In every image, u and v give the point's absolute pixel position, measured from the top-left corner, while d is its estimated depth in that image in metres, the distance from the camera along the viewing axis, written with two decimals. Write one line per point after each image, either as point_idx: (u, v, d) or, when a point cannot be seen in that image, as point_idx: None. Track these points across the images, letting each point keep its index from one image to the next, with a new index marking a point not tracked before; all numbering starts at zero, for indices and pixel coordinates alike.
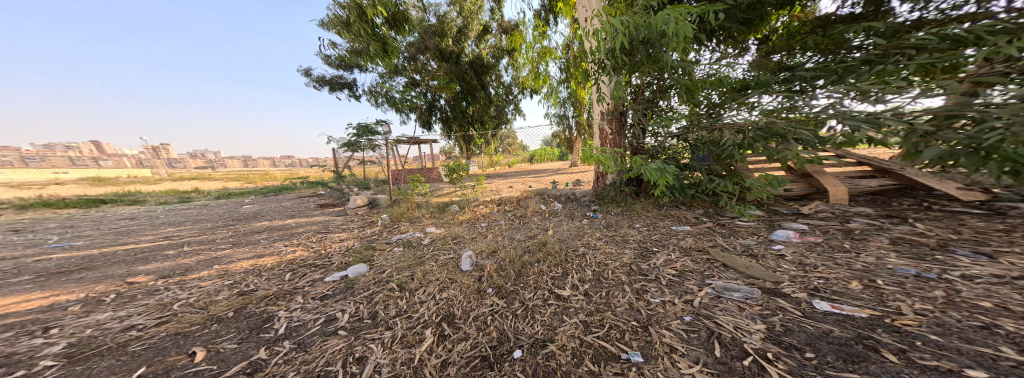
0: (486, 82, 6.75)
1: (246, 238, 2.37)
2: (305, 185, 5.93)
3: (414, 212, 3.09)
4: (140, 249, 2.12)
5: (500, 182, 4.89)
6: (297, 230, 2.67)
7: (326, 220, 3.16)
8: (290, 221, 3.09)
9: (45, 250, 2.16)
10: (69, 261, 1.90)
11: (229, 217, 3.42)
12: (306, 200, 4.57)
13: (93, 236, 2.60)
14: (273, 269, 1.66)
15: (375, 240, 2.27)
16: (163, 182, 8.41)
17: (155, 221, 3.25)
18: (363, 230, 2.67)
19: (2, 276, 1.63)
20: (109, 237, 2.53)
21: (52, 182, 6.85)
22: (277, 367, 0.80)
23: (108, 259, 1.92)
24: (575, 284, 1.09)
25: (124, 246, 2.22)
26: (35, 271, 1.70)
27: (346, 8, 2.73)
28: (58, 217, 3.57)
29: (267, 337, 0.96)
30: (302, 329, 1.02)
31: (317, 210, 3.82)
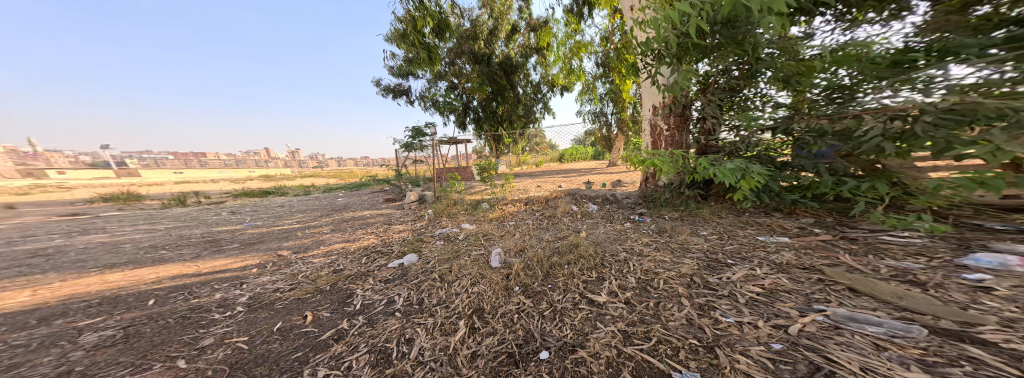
0: (515, 81, 6.68)
1: (323, 225, 2.85)
2: (365, 183, 6.85)
3: (449, 208, 3.28)
4: (281, 229, 2.74)
5: (527, 181, 4.81)
6: (355, 222, 3.07)
7: (379, 213, 3.58)
8: (352, 214, 3.60)
9: (205, 226, 3.00)
10: (250, 235, 2.56)
11: (307, 208, 4.15)
12: (364, 196, 5.27)
13: (263, 217, 3.51)
14: (355, 253, 1.95)
15: (416, 234, 2.48)
16: (267, 178, 10.69)
17: (260, 209, 4.14)
18: (406, 223, 2.94)
19: (221, 241, 2.34)
20: (271, 218, 3.40)
21: (213, 180, 9.51)
22: (355, 337, 0.94)
23: (267, 235, 2.53)
24: (612, 290, 1.01)
25: (274, 227, 2.90)
26: (232, 240, 2.40)
27: (403, 22, 3.07)
28: (220, 202, 4.97)
29: (350, 310, 1.14)
30: (371, 307, 1.17)
31: (372, 205, 4.36)
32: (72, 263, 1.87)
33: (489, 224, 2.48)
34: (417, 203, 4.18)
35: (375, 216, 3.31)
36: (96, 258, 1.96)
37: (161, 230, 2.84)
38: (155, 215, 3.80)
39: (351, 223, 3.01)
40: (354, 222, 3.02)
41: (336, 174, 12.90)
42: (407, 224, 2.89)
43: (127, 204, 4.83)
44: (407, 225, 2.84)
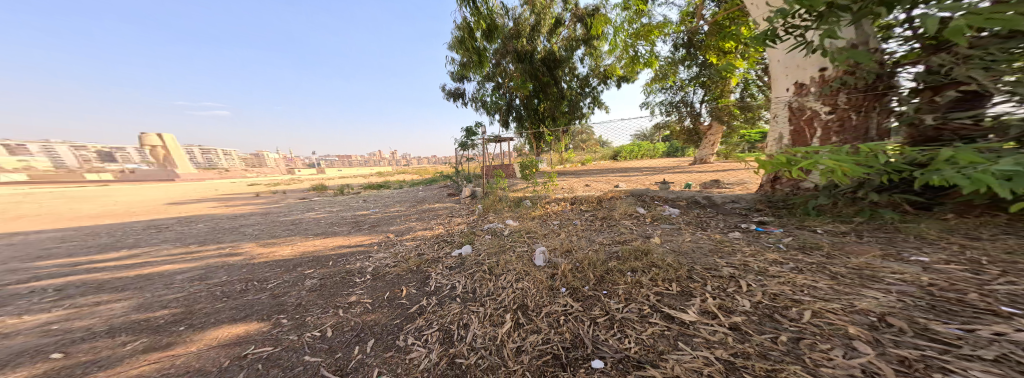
0: (559, 76, 6.53)
1: (391, 219, 3.34)
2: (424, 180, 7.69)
3: (495, 204, 3.41)
4: (352, 219, 3.37)
5: (574, 180, 4.63)
6: (415, 216, 3.49)
7: (435, 208, 3.96)
8: (412, 208, 4.09)
9: (312, 212, 3.88)
10: (326, 221, 3.27)
11: (380, 200, 4.90)
12: (423, 191, 5.92)
13: (354, 204, 4.48)
14: (429, 240, 2.31)
15: (466, 227, 2.67)
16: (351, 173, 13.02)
17: (347, 199, 5.07)
18: (456, 217, 3.17)
19: (341, 223, 3.14)
20: (353, 206, 4.24)
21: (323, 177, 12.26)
22: (429, 315, 1.11)
23: (331, 225, 3.10)
24: (704, 307, 0.83)
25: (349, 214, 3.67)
26: (318, 226, 3.05)
27: (462, 29, 3.29)
28: (323, 192, 6.36)
29: (428, 289, 1.36)
30: (441, 290, 1.36)
31: (429, 199, 4.86)
32: (239, 236, 2.66)
33: (534, 221, 2.48)
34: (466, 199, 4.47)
35: (430, 211, 3.68)
36: (251, 234, 2.75)
37: (285, 214, 3.76)
38: (282, 202, 5.06)
39: (411, 217, 3.43)
40: (414, 218, 3.44)
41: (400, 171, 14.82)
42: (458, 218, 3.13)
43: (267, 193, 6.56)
44: (458, 219, 3.07)
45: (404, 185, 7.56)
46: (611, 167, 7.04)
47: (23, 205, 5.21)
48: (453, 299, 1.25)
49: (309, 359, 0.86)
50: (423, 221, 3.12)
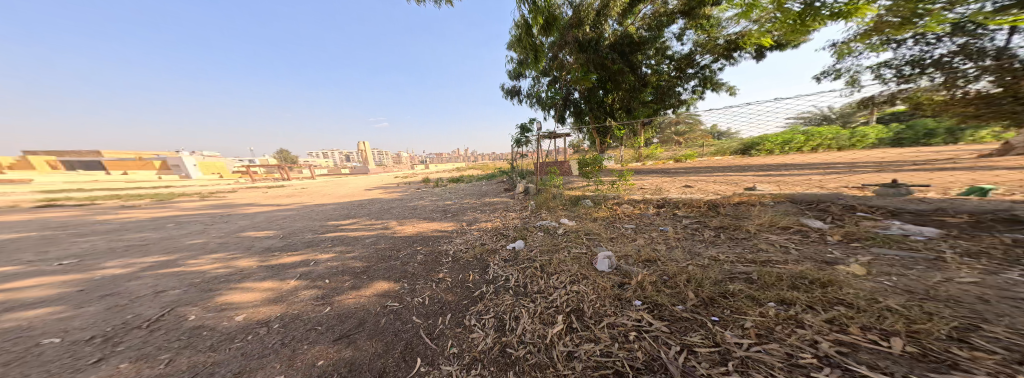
0: (638, 61, 5.78)
1: (451, 214, 3.67)
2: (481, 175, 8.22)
3: (548, 201, 3.33)
4: (425, 210, 3.91)
5: (659, 180, 4.00)
6: (472, 211, 3.75)
7: (490, 202, 4.16)
8: (470, 201, 4.41)
9: (394, 201, 4.66)
10: (407, 210, 3.88)
11: (444, 191, 5.47)
12: (480, 185, 6.31)
13: (421, 195, 5.11)
14: (488, 234, 2.47)
15: (519, 223, 2.69)
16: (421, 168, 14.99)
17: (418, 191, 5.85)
18: (509, 213, 3.25)
19: (412, 214, 3.66)
20: (421, 197, 4.86)
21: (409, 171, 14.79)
22: (488, 302, 1.28)
23: (411, 214, 3.68)
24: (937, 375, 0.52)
25: (421, 204, 4.24)
26: (400, 214, 3.67)
27: (519, 29, 3.25)
28: (405, 184, 7.63)
29: (486, 279, 1.56)
30: (497, 281, 1.52)
31: (484, 193, 5.15)
32: (344, 219, 3.39)
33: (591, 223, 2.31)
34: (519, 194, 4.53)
35: (485, 206, 3.89)
36: (356, 216, 3.55)
37: (374, 202, 4.61)
38: (373, 192, 6.24)
39: (469, 211, 3.69)
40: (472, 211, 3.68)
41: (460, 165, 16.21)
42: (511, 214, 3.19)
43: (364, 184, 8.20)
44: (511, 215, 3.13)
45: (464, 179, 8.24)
46: (695, 163, 5.94)
47: (237, 191, 8.00)
48: (506, 295, 1.33)
49: (416, 320, 1.18)
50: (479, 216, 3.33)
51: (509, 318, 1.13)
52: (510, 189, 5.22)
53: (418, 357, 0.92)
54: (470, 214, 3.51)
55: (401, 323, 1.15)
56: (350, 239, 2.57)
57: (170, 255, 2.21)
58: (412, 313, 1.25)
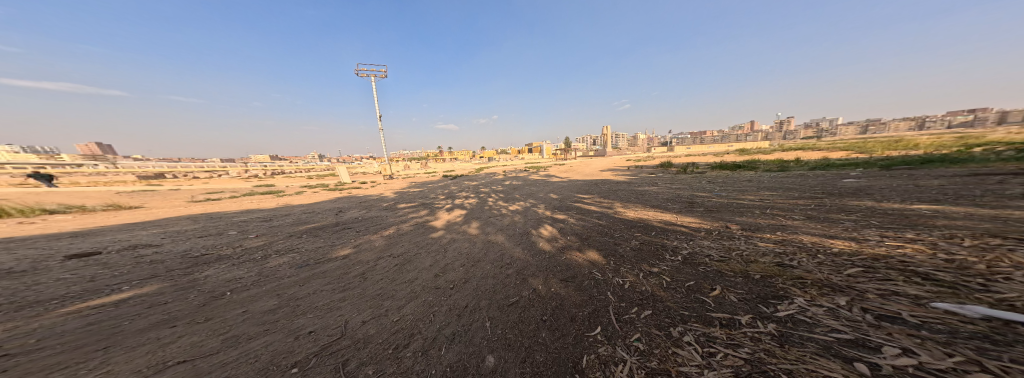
0: None
1: (724, 243, 3.58)
2: (868, 197, 4.72)
3: (1015, 308, 1.71)
4: (820, 240, 3.33)
5: None
6: (810, 258, 2.92)
7: (822, 254, 2.98)
8: (775, 238, 3.54)
9: (788, 216, 4.29)
10: (800, 234, 3.56)
11: (750, 214, 4.59)
12: (856, 216, 3.95)
13: (841, 217, 3.99)
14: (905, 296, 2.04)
15: (845, 311, 1.99)
16: (829, 161, 9.86)
17: (713, 202, 5.46)
18: (882, 287, 2.22)
19: (804, 240, 3.39)
20: (853, 222, 3.75)
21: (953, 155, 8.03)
22: (743, 335, 1.91)
23: (804, 239, 3.41)
24: None
25: (848, 233, 3.43)
26: (787, 237, 3.53)
27: None
28: (808, 188, 5.89)
29: (779, 330, 1.89)
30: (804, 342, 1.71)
31: (837, 234, 3.44)
32: (623, 215, 5.14)
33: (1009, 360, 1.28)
34: (939, 260, 2.48)
35: (878, 260, 2.66)
36: (737, 224, 4.17)
37: (647, 204, 5.74)
38: (651, 189, 7.29)
39: (783, 254, 3.09)
40: (780, 257, 3.05)
41: (990, 156, 7.51)
42: (901, 294, 2.08)
43: (669, 178, 8.97)
44: (843, 291, 2.25)
45: (823, 192, 5.40)
46: None
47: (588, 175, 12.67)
48: (777, 374, 1.51)
49: (647, 309, 2.43)
50: (807, 273, 2.63)
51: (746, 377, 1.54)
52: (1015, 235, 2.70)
53: (630, 330, 2.15)
54: (771, 264, 2.91)
55: (623, 307, 2.50)
56: (603, 234, 4.32)
57: (614, 217, 5.16)
58: (591, 315, 2.42)
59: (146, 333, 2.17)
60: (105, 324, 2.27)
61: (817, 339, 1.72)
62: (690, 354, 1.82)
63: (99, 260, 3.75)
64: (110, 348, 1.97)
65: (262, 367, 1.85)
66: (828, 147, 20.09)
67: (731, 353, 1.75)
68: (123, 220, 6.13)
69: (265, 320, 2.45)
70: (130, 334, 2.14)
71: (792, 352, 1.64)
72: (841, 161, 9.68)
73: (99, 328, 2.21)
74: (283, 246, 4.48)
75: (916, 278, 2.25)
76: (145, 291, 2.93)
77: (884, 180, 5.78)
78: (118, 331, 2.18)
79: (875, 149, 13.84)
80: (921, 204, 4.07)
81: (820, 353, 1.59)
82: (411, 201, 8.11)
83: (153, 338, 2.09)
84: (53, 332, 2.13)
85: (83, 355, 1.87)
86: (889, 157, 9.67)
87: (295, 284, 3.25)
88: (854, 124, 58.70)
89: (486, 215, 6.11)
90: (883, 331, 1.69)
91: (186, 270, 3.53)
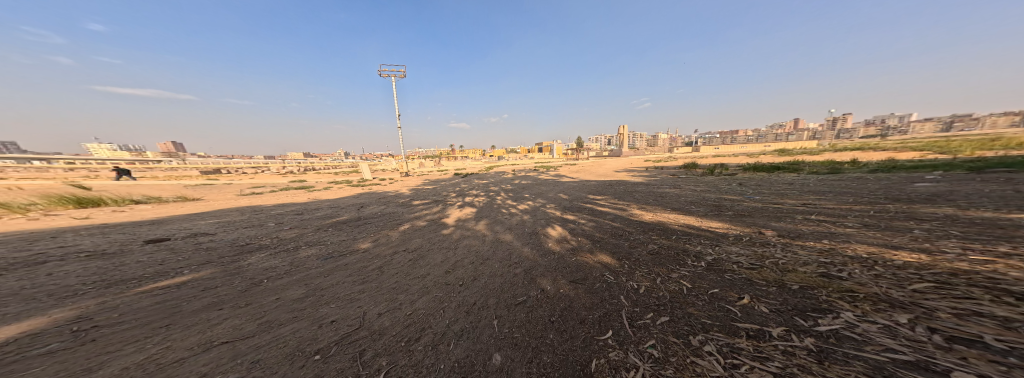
0: None
1: (757, 250, 3.24)
2: (946, 204, 4.01)
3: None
4: (877, 251, 2.89)
5: None
6: (863, 271, 2.54)
7: (881, 266, 2.57)
8: (820, 247, 3.14)
9: (838, 223, 3.79)
10: (852, 244, 3.12)
11: (791, 220, 4.11)
12: (928, 226, 3.37)
13: (908, 226, 3.43)
14: (992, 317, 1.69)
15: (907, 329, 1.69)
16: (895, 163, 8.55)
17: (746, 206, 4.99)
18: (959, 307, 1.85)
19: (857, 250, 2.97)
20: (923, 232, 3.21)
21: None
22: (775, 346, 1.70)
23: (856, 249, 2.98)
24: None
25: (914, 244, 2.95)
26: (835, 246, 3.11)
27: None
28: (868, 192, 5.12)
29: (821, 344, 1.65)
30: (852, 361, 1.47)
31: (901, 245, 2.96)
32: (641, 218, 4.88)
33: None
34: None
35: (955, 276, 2.24)
36: (773, 230, 3.77)
37: (669, 207, 5.39)
38: (675, 191, 6.85)
39: (828, 265, 2.72)
40: (825, 267, 2.69)
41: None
42: (985, 315, 1.71)
43: (696, 180, 8.36)
44: (905, 308, 1.90)
45: (886, 197, 4.67)
46: None
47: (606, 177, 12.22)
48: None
49: (664, 315, 2.25)
50: (859, 286, 2.29)
51: None
52: None
53: (644, 336, 2.01)
54: (813, 274, 2.57)
55: (637, 311, 2.35)
56: (619, 237, 4.13)
57: (632, 219, 4.91)
58: (601, 318, 2.31)
59: (198, 314, 2.46)
60: (168, 304, 2.62)
61: (866, 358, 1.47)
62: (710, 364, 1.64)
63: (167, 245, 4.37)
64: (170, 326, 2.27)
65: (289, 351, 1.99)
66: (896, 147, 17.36)
67: (759, 366, 1.55)
68: (186, 211, 7.06)
69: (294, 307, 2.66)
70: (186, 314, 2.45)
71: (835, 371, 1.42)
72: (912, 162, 8.35)
73: (164, 307, 2.56)
74: (312, 238, 4.87)
75: (1008, 298, 1.85)
76: (201, 275, 3.36)
77: (970, 185, 4.87)
78: (177, 310, 2.50)
79: (963, 150, 11.69)
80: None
81: (871, 374, 1.35)
82: (428, 199, 8.39)
83: (203, 319, 2.37)
84: (129, 308, 2.50)
85: (150, 331, 2.17)
86: (979, 158, 8.13)
87: (321, 275, 3.51)
88: (929, 125, 50.47)
89: (498, 214, 6.15)
90: (957, 355, 1.40)
91: (233, 258, 3.99)
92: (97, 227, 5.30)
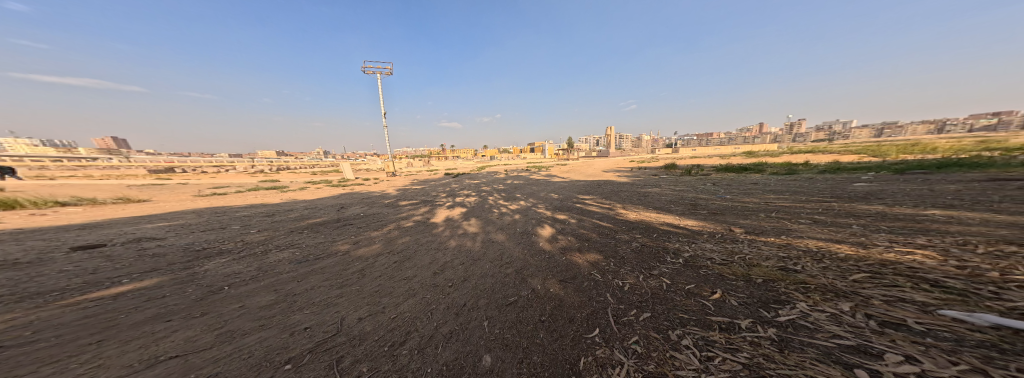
0: None
1: (727, 246, 3.56)
2: (879, 202, 4.66)
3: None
4: (827, 245, 3.28)
5: None
6: (814, 263, 2.89)
7: (829, 259, 2.93)
8: (779, 242, 3.51)
9: (794, 220, 4.26)
10: (807, 239, 3.52)
11: (755, 217, 4.55)
12: (866, 222, 3.89)
13: (850, 222, 3.94)
14: (911, 302, 2.01)
15: (850, 316, 1.94)
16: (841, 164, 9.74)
17: (718, 204, 5.43)
18: (888, 294, 2.18)
19: (811, 245, 3.35)
20: (861, 227, 3.71)
21: (975, 159, 7.91)
22: (742, 338, 1.88)
23: (810, 244, 3.37)
24: None
25: (856, 238, 3.38)
26: (793, 241, 3.49)
27: None
28: (818, 191, 5.80)
29: (780, 334, 1.86)
30: (803, 348, 1.68)
31: (843, 239, 3.40)
32: (625, 217, 5.13)
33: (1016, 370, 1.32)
34: (948, 267, 2.44)
35: (884, 266, 2.63)
36: (742, 227, 4.13)
37: (650, 206, 5.73)
38: (655, 190, 7.28)
39: (786, 259, 3.06)
40: (784, 261, 3.02)
41: (1018, 160, 7.22)
42: (907, 301, 2.04)
43: (673, 180, 8.92)
44: (847, 297, 2.20)
45: (832, 196, 5.33)
46: None
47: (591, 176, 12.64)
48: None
49: (647, 311, 2.41)
50: (811, 278, 2.60)
51: None
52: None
53: (628, 332, 2.13)
54: (774, 268, 2.88)
55: (622, 309, 2.49)
56: (606, 236, 4.30)
57: (617, 218, 5.14)
58: (589, 316, 2.41)
59: (140, 327, 2.19)
60: (100, 317, 2.29)
61: (818, 345, 1.69)
62: (687, 357, 1.79)
63: (103, 252, 3.82)
64: (102, 341, 1.98)
65: (254, 362, 1.84)
66: (840, 151, 19.63)
67: (729, 357, 1.71)
68: (131, 213, 6.24)
69: (261, 315, 2.45)
70: (124, 327, 2.16)
71: (791, 358, 1.61)
72: (854, 164, 9.55)
73: (96, 320, 2.24)
74: (284, 241, 4.52)
75: (925, 285, 2.21)
76: (144, 284, 2.97)
77: (898, 185, 5.67)
78: (113, 324, 2.20)
79: (891, 153, 13.66)
80: (933, 209, 4.01)
81: (820, 359, 1.55)
82: (414, 199, 8.14)
83: (147, 333, 2.11)
84: (48, 325, 2.15)
85: (76, 348, 1.89)
86: (904, 161, 9.47)
87: (294, 279, 3.27)
88: (864, 129, 57.56)
89: (486, 214, 6.12)
90: (887, 338, 1.65)
91: (187, 264, 3.58)
92: (10, 233, 4.49)
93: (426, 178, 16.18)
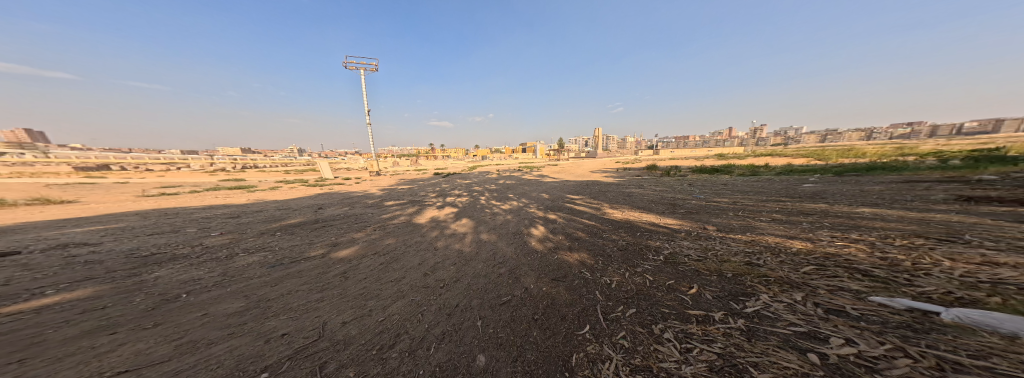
0: None
1: (702, 243, 3.87)
2: (822, 201, 5.34)
3: (932, 300, 1.99)
4: (785, 241, 3.68)
5: None
6: (773, 258, 3.23)
7: (785, 253, 3.31)
8: (745, 239, 3.89)
9: (757, 218, 4.73)
10: (769, 236, 3.92)
11: (725, 215, 4.99)
12: (813, 219, 4.44)
13: (801, 219, 4.47)
14: (852, 291, 2.31)
15: (803, 306, 2.19)
16: (793, 167, 10.98)
17: (692, 204, 5.87)
18: (832, 283, 2.51)
19: (772, 241, 3.74)
20: (810, 224, 4.22)
21: (890, 163, 9.41)
22: (716, 330, 2.06)
23: (772, 240, 3.76)
24: None
25: (808, 234, 3.83)
26: (757, 238, 3.87)
27: None
28: (775, 191, 6.51)
29: (747, 324, 2.07)
30: (769, 336, 1.87)
31: (796, 235, 3.85)
32: (611, 216, 5.37)
33: (926, 345, 1.51)
34: (876, 258, 2.87)
35: (828, 259, 3.01)
36: (715, 226, 4.51)
37: (633, 205, 6.03)
38: (637, 190, 7.67)
39: (751, 254, 3.40)
40: (749, 256, 3.36)
41: (926, 164, 8.64)
42: (845, 289, 2.36)
43: (652, 181, 9.44)
44: (800, 288, 2.50)
45: (786, 196, 6.03)
46: None
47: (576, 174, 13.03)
48: (745, 367, 1.61)
49: (632, 308, 2.54)
50: (771, 271, 2.92)
51: (718, 370, 1.64)
52: (928, 236, 3.22)
53: (616, 328, 2.23)
54: (741, 263, 3.18)
55: (610, 305, 2.60)
56: (594, 235, 4.47)
57: (603, 217, 5.38)
58: (580, 313, 2.49)
59: (77, 341, 1.85)
60: (20, 334, 1.91)
61: (779, 333, 1.89)
62: (670, 350, 1.92)
63: (17, 261, 3.18)
64: (26, 361, 1.67)
65: (224, 373, 1.67)
66: (792, 154, 22.22)
67: (706, 348, 1.86)
68: (54, 216, 5.27)
69: (228, 323, 2.20)
70: (55, 343, 1.82)
71: (757, 346, 1.78)
72: (803, 166, 10.83)
73: (15, 338, 1.86)
74: (254, 245, 4.11)
75: (858, 274, 2.58)
76: (77, 295, 2.52)
77: (838, 186, 6.51)
78: (39, 340, 1.85)
79: (831, 157, 15.71)
80: (862, 207, 4.70)
81: (780, 345, 1.74)
82: (398, 199, 7.83)
83: (86, 347, 1.80)
84: None
85: None
86: (841, 164, 10.92)
87: (266, 284, 2.98)
88: (809, 134, 64.57)
89: (475, 214, 6.04)
90: (832, 324, 1.90)
91: (132, 271, 3.11)
92: None
93: (410, 177, 15.54)
